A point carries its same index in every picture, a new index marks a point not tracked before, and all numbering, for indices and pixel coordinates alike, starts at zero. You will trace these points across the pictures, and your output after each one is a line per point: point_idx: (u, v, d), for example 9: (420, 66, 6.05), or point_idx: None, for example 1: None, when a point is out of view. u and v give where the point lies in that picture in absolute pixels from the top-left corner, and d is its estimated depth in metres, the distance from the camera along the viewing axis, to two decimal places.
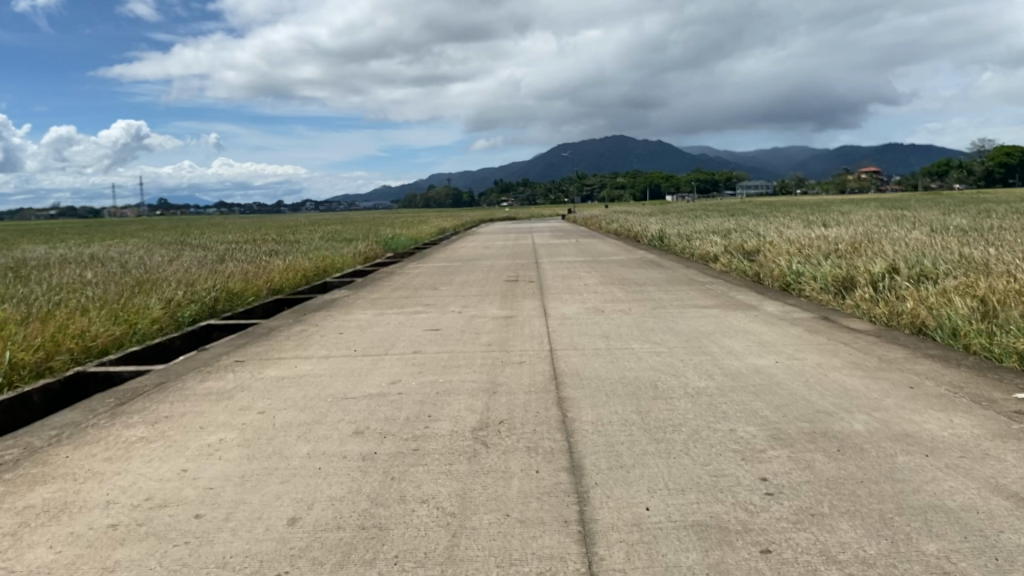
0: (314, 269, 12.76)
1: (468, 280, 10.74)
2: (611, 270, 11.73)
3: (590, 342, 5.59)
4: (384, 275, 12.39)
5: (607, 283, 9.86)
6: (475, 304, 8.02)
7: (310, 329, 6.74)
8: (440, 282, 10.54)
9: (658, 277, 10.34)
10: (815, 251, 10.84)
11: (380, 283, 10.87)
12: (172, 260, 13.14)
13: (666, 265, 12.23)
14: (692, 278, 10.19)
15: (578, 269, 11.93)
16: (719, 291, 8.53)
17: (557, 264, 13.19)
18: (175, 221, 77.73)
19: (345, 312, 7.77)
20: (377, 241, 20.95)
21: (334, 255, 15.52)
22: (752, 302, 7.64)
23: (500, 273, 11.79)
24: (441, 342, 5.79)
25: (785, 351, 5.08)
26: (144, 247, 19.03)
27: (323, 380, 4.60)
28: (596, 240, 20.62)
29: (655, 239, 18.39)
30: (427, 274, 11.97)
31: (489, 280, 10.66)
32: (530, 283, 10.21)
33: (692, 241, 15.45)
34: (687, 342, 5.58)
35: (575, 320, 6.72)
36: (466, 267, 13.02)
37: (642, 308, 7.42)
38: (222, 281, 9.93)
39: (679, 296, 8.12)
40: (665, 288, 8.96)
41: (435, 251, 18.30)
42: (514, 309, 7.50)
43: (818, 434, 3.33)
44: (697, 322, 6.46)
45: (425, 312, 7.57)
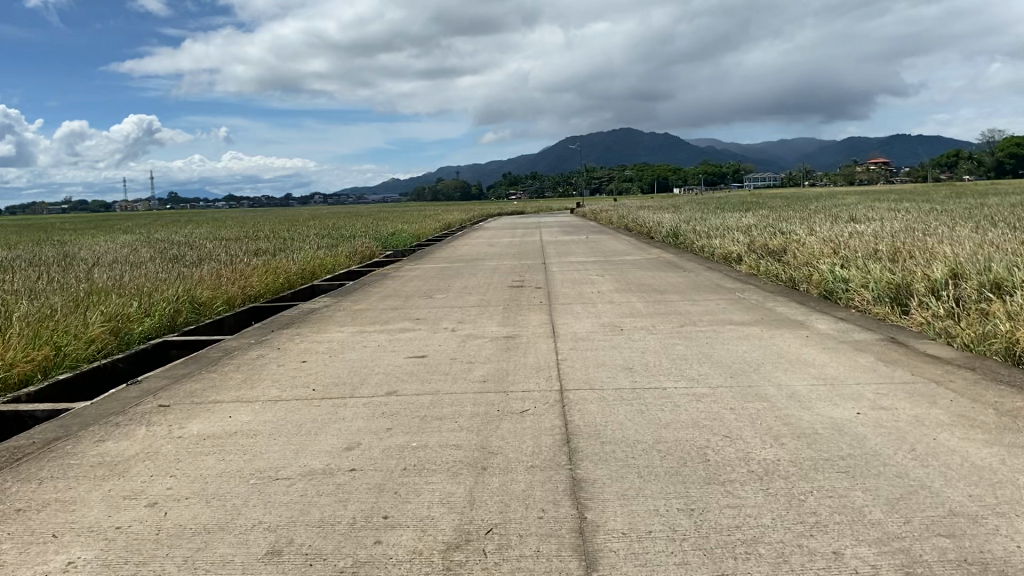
0: (298, 272, 11.58)
1: (468, 286, 9.53)
2: (628, 272, 10.52)
3: (611, 379, 4.43)
4: (375, 279, 11.20)
5: (624, 290, 8.66)
6: (473, 319, 6.85)
7: (269, 355, 5.57)
8: (435, 289, 9.33)
9: (681, 282, 9.13)
10: (857, 253, 9.59)
11: (368, 290, 9.70)
12: (143, 263, 11.95)
13: (688, 268, 11.01)
14: (722, 283, 8.97)
15: (591, 272, 10.72)
16: (757, 302, 7.33)
17: (566, 266, 11.98)
18: (178, 216, 76.53)
19: (320, 329, 6.61)
20: (375, 238, 19.75)
21: (325, 254, 14.34)
22: (800, 316, 6.44)
23: (503, 277, 10.59)
24: (424, 376, 4.62)
25: (865, 396, 3.90)
26: (126, 245, 17.83)
27: (255, 445, 3.45)
28: (606, 237, 19.35)
29: (670, 236, 17.14)
30: (423, 278, 10.76)
31: (490, 286, 9.47)
32: (537, 289, 9.03)
33: (714, 239, 14.11)
34: (733, 375, 4.43)
35: (590, 343, 5.54)
36: (467, 270, 11.83)
37: (669, 324, 6.24)
38: (189, 288, 8.77)
39: (711, 309, 6.93)
40: (693, 297, 7.78)
41: (435, 249, 17.10)
42: (516, 328, 6.32)
43: (976, 567, 2.15)
44: (740, 346, 5.29)
45: (412, 331, 6.39)
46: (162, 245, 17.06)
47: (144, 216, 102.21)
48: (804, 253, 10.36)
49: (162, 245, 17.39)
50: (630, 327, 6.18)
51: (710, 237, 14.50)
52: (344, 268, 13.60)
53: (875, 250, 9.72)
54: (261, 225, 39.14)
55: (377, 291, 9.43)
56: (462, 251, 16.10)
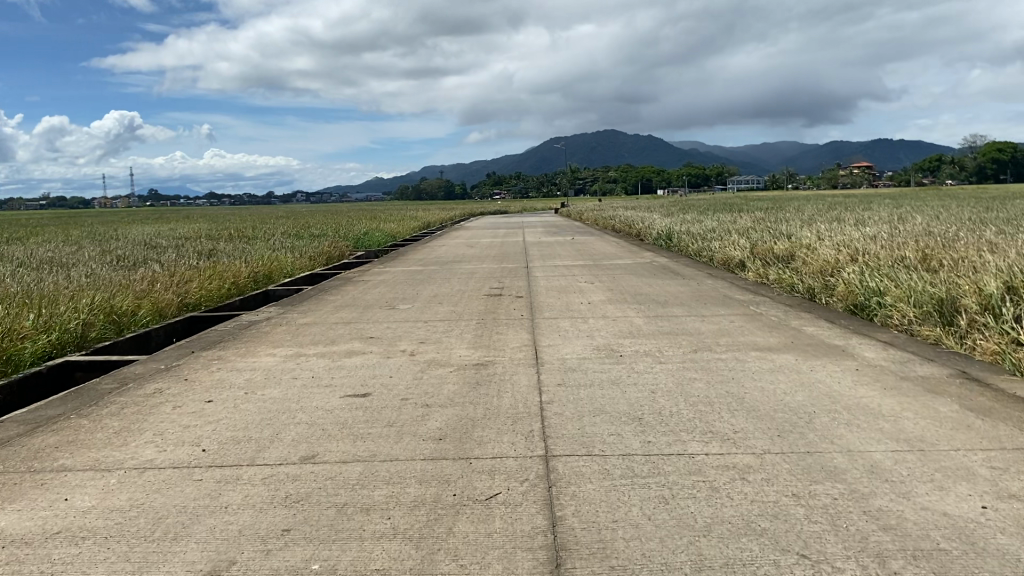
0: (249, 279, 10.32)
1: (438, 294, 8.32)
2: (620, 280, 9.32)
3: (615, 435, 3.25)
4: (336, 285, 9.93)
5: (618, 301, 7.46)
6: (439, 339, 5.63)
7: (170, 390, 4.33)
8: (401, 298, 8.09)
9: (683, 293, 7.96)
10: (880, 261, 8.45)
11: (324, 299, 8.47)
12: (75, 265, 10.65)
13: (686, 274, 9.85)
14: (731, 294, 7.80)
15: (578, 279, 9.54)
16: (778, 319, 6.17)
17: (549, 271, 10.79)
18: (152, 214, 74.52)
19: (249, 351, 5.36)
20: (346, 239, 18.49)
21: (285, 257, 13.09)
22: (837, 340, 5.28)
23: (479, 283, 9.39)
24: (360, 429, 3.41)
25: (978, 472, 2.74)
26: (75, 245, 16.47)
27: (75, 563, 2.23)
28: (593, 239, 18.19)
29: (661, 240, 16.02)
30: (390, 284, 9.51)
31: (464, 295, 8.26)
32: (516, 299, 7.82)
33: (713, 242, 12.90)
34: (779, 431, 3.27)
35: (583, 375, 4.34)
36: (440, 275, 10.61)
37: (679, 349, 5.06)
38: (109, 298, 7.51)
39: (725, 327, 5.77)
40: (701, 310, 6.62)
41: (409, 251, 15.88)
42: (490, 352, 5.11)
43: None
44: (776, 383, 4.14)
45: (362, 354, 5.15)
46: (108, 246, 15.59)
47: (119, 213, 99.82)
48: (817, 260, 9.21)
49: (112, 245, 16.07)
50: (632, 351, 5.01)
51: (709, 241, 13.30)
52: (305, 272, 12.35)
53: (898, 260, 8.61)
54: (232, 223, 37.44)
55: (334, 300, 8.17)
56: (437, 253, 14.81)
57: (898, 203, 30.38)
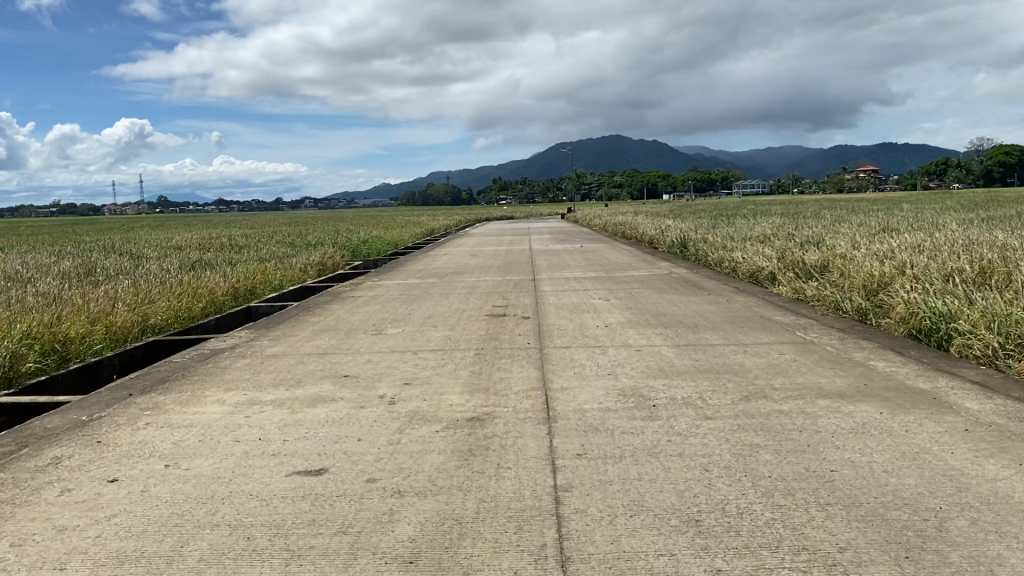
0: (227, 297, 9.37)
1: (433, 314, 7.31)
2: (640, 296, 8.29)
3: (667, 558, 2.21)
4: (321, 303, 8.90)
5: (641, 324, 6.44)
6: (428, 379, 4.60)
7: (72, 461, 3.31)
8: (391, 319, 7.08)
9: (714, 313, 6.93)
10: (937, 274, 7.39)
11: (305, 319, 7.47)
12: (37, 280, 9.67)
13: (712, 289, 8.82)
14: (770, 315, 6.75)
15: (592, 294, 8.51)
16: (836, 350, 5.13)
17: (559, 285, 9.77)
18: (154, 219, 73.48)
19: (193, 399, 4.34)
20: (343, 247, 17.51)
21: (273, 269, 12.12)
22: (921, 383, 4.25)
23: (482, 300, 8.38)
24: (298, 542, 2.39)
25: None
26: (55, 254, 15.54)
27: None
28: (605, 246, 17.15)
29: (678, 247, 14.98)
30: (380, 302, 8.45)
31: (463, 315, 7.24)
32: (523, 320, 6.80)
33: (737, 251, 11.81)
34: (905, 550, 2.25)
35: (611, 439, 3.31)
36: (439, 289, 9.61)
37: (727, 395, 4.03)
38: (56, 322, 6.53)
39: (777, 363, 4.74)
40: (740, 338, 5.61)
41: (408, 261, 14.90)
42: (490, 399, 4.10)
43: None
44: (867, 454, 3.12)
45: (329, 403, 4.13)
46: (87, 257, 14.60)
47: (121, 219, 98.86)
48: (861, 274, 8.17)
49: (93, 254, 15.16)
50: (668, 398, 3.98)
51: (732, 250, 12.21)
52: (293, 285, 11.37)
53: (954, 274, 7.58)
54: (229, 227, 36.26)
55: (313, 323, 7.14)
56: (436, 263, 13.75)
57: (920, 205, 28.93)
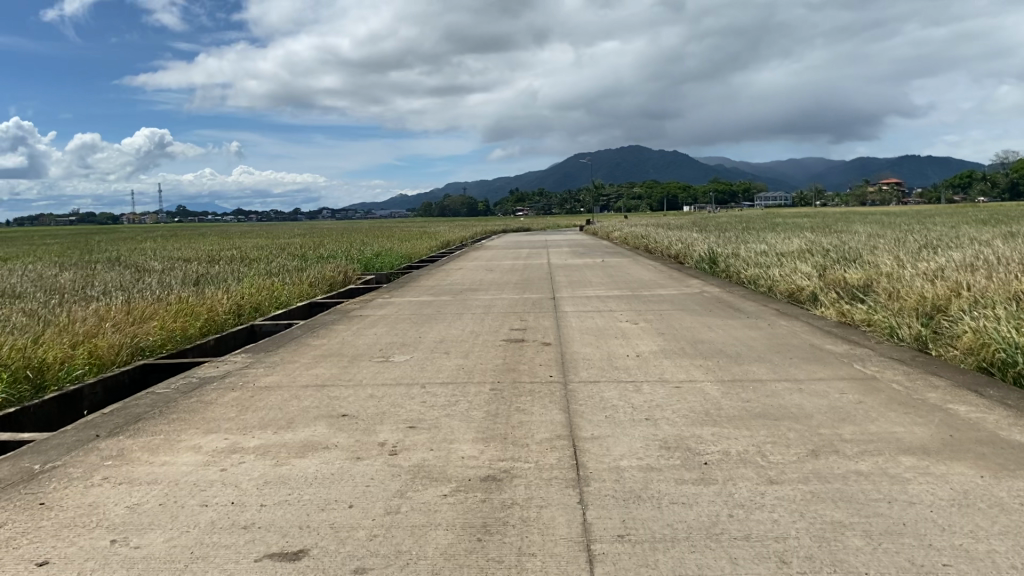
0: (229, 315, 8.84)
1: (446, 339, 6.72)
2: (670, 319, 7.67)
3: None
4: (328, 323, 8.32)
5: (675, 353, 5.82)
6: (438, 421, 3.99)
7: (3, 531, 2.73)
8: (400, 344, 6.50)
9: (754, 341, 6.30)
10: (999, 298, 6.71)
11: (307, 343, 6.90)
12: (30, 295, 9.18)
13: (747, 311, 8.17)
14: (818, 344, 6.11)
15: (617, 317, 7.89)
16: (904, 389, 4.49)
17: (582, 304, 9.17)
18: (171, 229, 73.46)
19: (166, 444, 3.76)
20: (356, 260, 17.01)
21: (280, 284, 11.60)
22: (1017, 433, 3.59)
23: (498, 322, 7.78)
24: None
25: None
26: (61, 267, 15.14)
27: None
28: (627, 262, 16.52)
29: (704, 263, 14.34)
30: (390, 323, 7.85)
31: (478, 340, 6.65)
32: (544, 347, 6.20)
33: (772, 269, 11.12)
34: None
35: (658, 514, 2.69)
36: (453, 308, 9.03)
37: (789, 451, 3.41)
38: (36, 346, 6.00)
39: (840, 408, 4.10)
40: (790, 374, 4.98)
41: (422, 275, 14.35)
42: (508, 450, 3.50)
43: None
44: (982, 538, 2.48)
45: (321, 452, 3.54)
46: (91, 270, 14.16)
47: (140, 228, 99.06)
48: (913, 297, 7.50)
49: (98, 267, 14.73)
50: (719, 454, 3.37)
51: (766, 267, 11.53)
52: (300, 301, 10.84)
53: (1018, 299, 6.90)
54: (243, 238, 35.70)
55: (317, 347, 6.55)
56: (452, 279, 13.13)
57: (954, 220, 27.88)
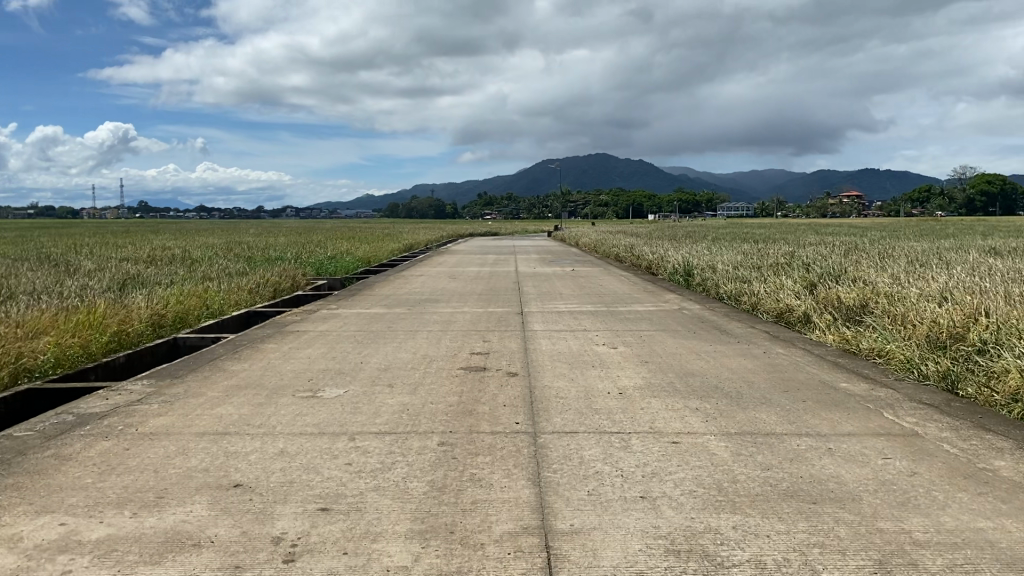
0: (146, 328, 7.74)
1: (392, 366, 5.64)
2: (653, 342, 6.70)
3: None
4: (257, 340, 7.21)
5: (665, 391, 4.83)
6: (362, 501, 2.96)
7: None
8: (335, 373, 5.41)
9: (754, 375, 5.35)
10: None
11: (226, 367, 5.79)
12: None
13: (738, 333, 7.25)
14: (831, 381, 5.18)
15: (592, 339, 6.89)
16: (963, 454, 3.54)
17: (551, 322, 8.16)
18: (127, 224, 71.19)
19: None
20: (308, 263, 15.81)
21: (216, 291, 10.42)
22: None
23: (456, 342, 6.73)
24: None
25: None
26: None
27: None
28: (599, 272, 15.56)
29: (680, 275, 13.45)
30: (330, 343, 6.75)
31: (429, 368, 5.59)
32: (508, 380, 5.15)
33: (757, 284, 10.17)
34: None
35: None
36: (405, 324, 7.96)
37: (848, 563, 2.43)
38: None
39: (893, 484, 3.14)
40: (810, 423, 4.04)
41: (378, 282, 13.21)
42: (450, 558, 2.45)
43: None
44: None
45: (186, 559, 2.48)
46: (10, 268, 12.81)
47: (94, 222, 96.04)
48: (925, 324, 6.62)
49: (19, 266, 13.36)
50: (750, 567, 2.39)
51: (749, 282, 10.58)
52: (236, 312, 9.69)
53: None
54: (197, 235, 34.11)
55: (234, 374, 5.45)
56: (410, 287, 12.03)
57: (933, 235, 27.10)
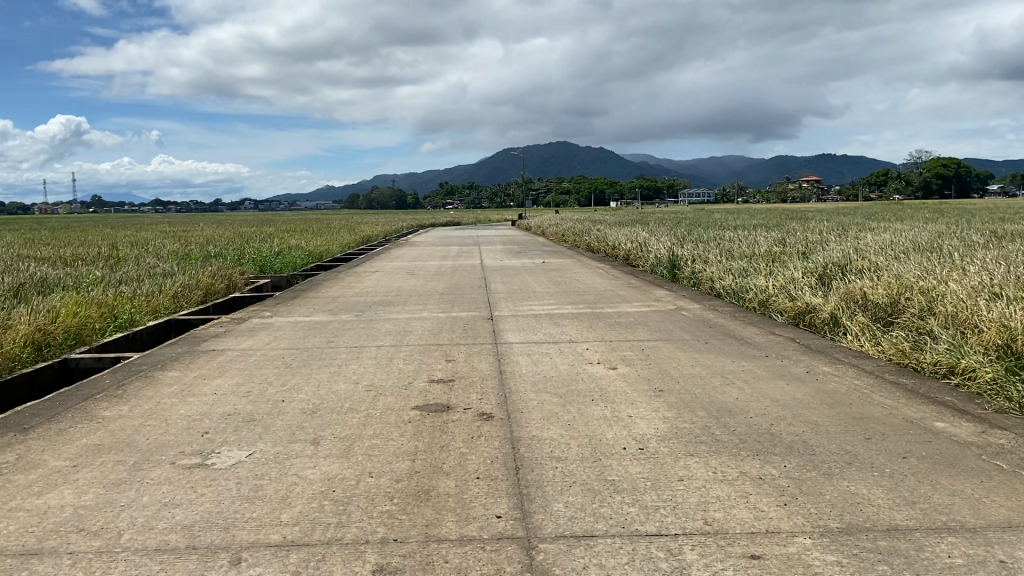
0: (25, 348, 6.14)
1: (322, 409, 4.13)
2: (660, 359, 5.32)
3: None
4: (158, 364, 5.66)
5: (703, 445, 3.41)
6: None
7: None
8: (242, 424, 3.90)
9: (810, 410, 4.00)
10: None
11: (96, 411, 4.25)
12: None
13: (758, 343, 5.94)
14: (914, 417, 3.86)
15: (584, 356, 5.47)
16: None
17: (528, 331, 6.73)
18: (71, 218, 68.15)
19: None
20: (247, 260, 14.10)
21: (128, 298, 8.79)
22: None
23: (410, 365, 5.25)
24: None
25: None
26: None
27: None
28: (574, 264, 14.13)
29: (665, 268, 12.10)
30: (247, 369, 5.25)
31: (371, 411, 4.08)
32: (480, 431, 3.68)
33: (761, 278, 8.78)
34: None
35: None
36: (348, 338, 6.44)
37: None
38: None
39: None
40: (939, 508, 2.71)
41: (324, 281, 11.62)
42: None
43: None
44: None
45: None
46: None
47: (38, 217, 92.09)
48: (990, 326, 5.34)
49: None
50: None
51: (752, 277, 9.19)
52: (149, 322, 8.10)
53: None
54: (141, 228, 31.92)
55: (101, 426, 3.93)
56: (361, 287, 10.47)
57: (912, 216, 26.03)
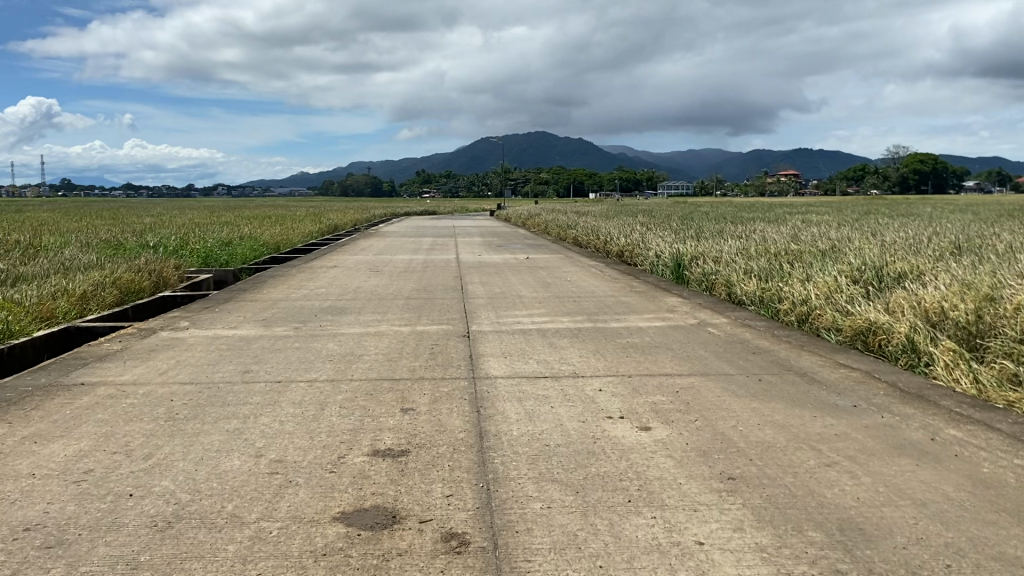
0: None
1: (181, 525, 2.46)
2: (707, 412, 3.73)
3: None
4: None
5: None
6: None
7: None
8: (31, 559, 2.25)
9: (989, 528, 2.43)
10: None
11: None
12: None
13: (827, 383, 4.39)
14: None
15: (596, 405, 3.85)
16: None
17: (515, 356, 5.09)
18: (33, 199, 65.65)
19: None
20: (190, 252, 12.31)
21: (15, 300, 7.04)
22: None
23: (348, 422, 3.58)
24: None
25: None
26: None
27: None
28: (563, 262, 12.53)
29: (670, 269, 10.56)
30: (108, 425, 3.57)
31: (262, 530, 2.43)
32: None
33: (798, 285, 7.22)
34: None
35: None
36: (273, 367, 4.75)
37: None
38: None
39: None
40: None
41: (272, 279, 9.89)
42: None
43: None
44: None
45: None
46: None
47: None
48: None
49: None
50: None
51: (783, 283, 7.63)
52: (30, 333, 6.36)
53: None
54: (88, 213, 29.84)
55: None
56: (313, 288, 8.76)
57: (920, 214, 24.40)
